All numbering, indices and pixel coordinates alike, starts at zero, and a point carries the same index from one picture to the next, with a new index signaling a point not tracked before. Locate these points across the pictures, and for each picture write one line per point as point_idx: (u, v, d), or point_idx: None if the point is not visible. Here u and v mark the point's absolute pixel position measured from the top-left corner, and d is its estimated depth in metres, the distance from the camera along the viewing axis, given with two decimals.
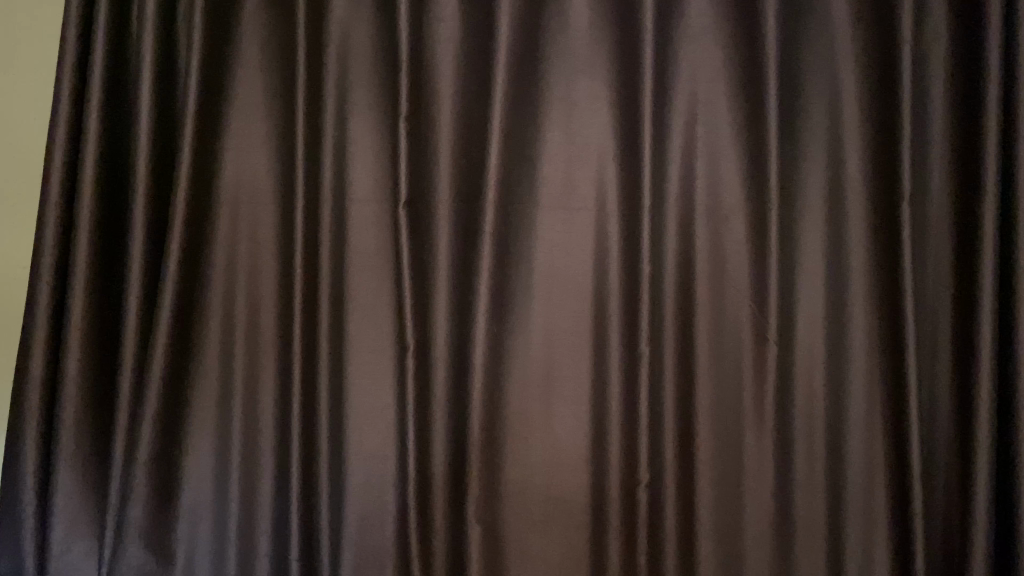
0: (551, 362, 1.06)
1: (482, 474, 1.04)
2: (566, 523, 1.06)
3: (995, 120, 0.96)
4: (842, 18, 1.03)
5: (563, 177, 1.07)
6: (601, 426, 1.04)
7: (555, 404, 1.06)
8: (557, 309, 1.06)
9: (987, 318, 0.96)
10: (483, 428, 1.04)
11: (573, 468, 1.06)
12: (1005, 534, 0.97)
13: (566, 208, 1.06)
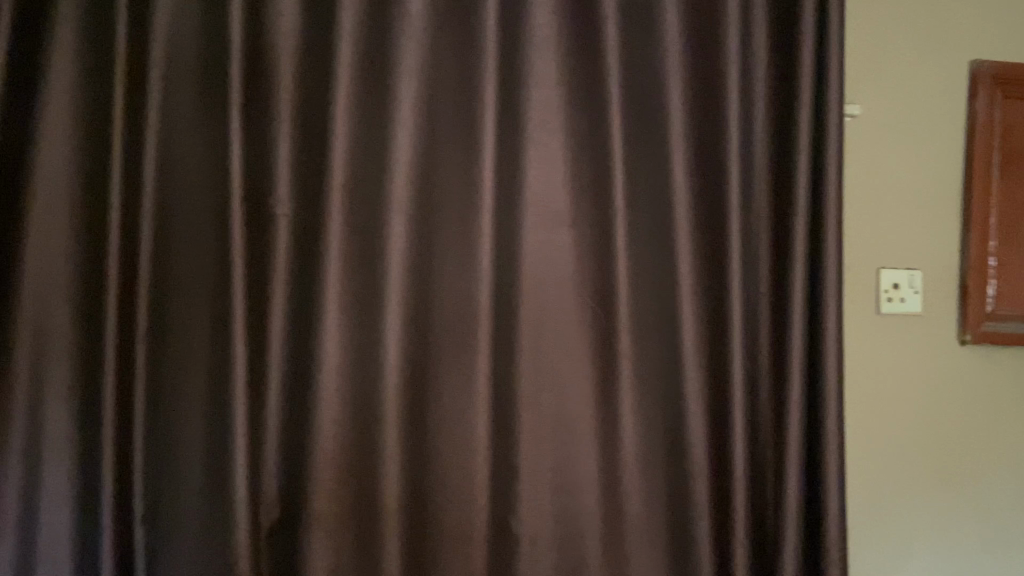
0: (419, 367, 1.03)
1: (341, 482, 1.00)
2: (435, 530, 1.03)
3: (805, 145, 1.07)
4: (673, 36, 1.07)
5: (422, 177, 1.04)
6: (475, 429, 1.03)
7: (421, 410, 1.04)
8: (422, 312, 1.04)
9: (797, 323, 1.06)
10: (346, 447, 1.01)
11: (430, 484, 1.03)
12: (811, 518, 1.08)
13: (429, 209, 1.05)
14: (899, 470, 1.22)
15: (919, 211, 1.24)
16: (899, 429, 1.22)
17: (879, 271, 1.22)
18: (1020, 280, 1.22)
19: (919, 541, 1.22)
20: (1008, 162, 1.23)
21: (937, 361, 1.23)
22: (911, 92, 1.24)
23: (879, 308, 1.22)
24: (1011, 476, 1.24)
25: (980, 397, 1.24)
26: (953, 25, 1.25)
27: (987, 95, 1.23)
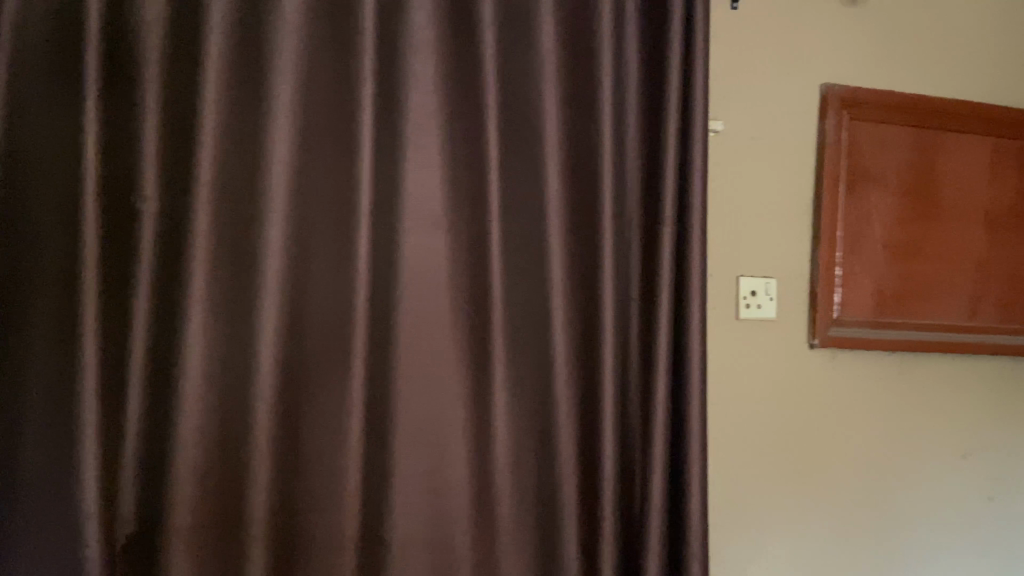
0: (294, 369, 1.01)
1: (208, 488, 0.97)
2: (310, 535, 1.00)
3: (671, 156, 1.12)
4: (549, 48, 1.10)
5: (298, 176, 1.02)
6: (343, 431, 1.01)
7: (296, 413, 1.01)
8: (298, 313, 1.02)
9: (664, 326, 1.10)
10: (210, 453, 0.97)
11: (306, 488, 1.01)
12: (676, 511, 1.13)
13: (305, 207, 1.03)
14: (755, 467, 1.29)
15: (775, 223, 1.33)
16: (757, 425, 1.30)
17: (738, 279, 1.30)
18: (863, 289, 1.33)
19: (775, 530, 1.30)
20: (853, 180, 1.33)
21: (790, 364, 1.32)
22: (768, 110, 1.32)
23: (738, 315, 1.29)
24: (854, 471, 1.35)
25: (828, 398, 1.34)
26: (806, 51, 1.35)
27: (835, 117, 1.33)
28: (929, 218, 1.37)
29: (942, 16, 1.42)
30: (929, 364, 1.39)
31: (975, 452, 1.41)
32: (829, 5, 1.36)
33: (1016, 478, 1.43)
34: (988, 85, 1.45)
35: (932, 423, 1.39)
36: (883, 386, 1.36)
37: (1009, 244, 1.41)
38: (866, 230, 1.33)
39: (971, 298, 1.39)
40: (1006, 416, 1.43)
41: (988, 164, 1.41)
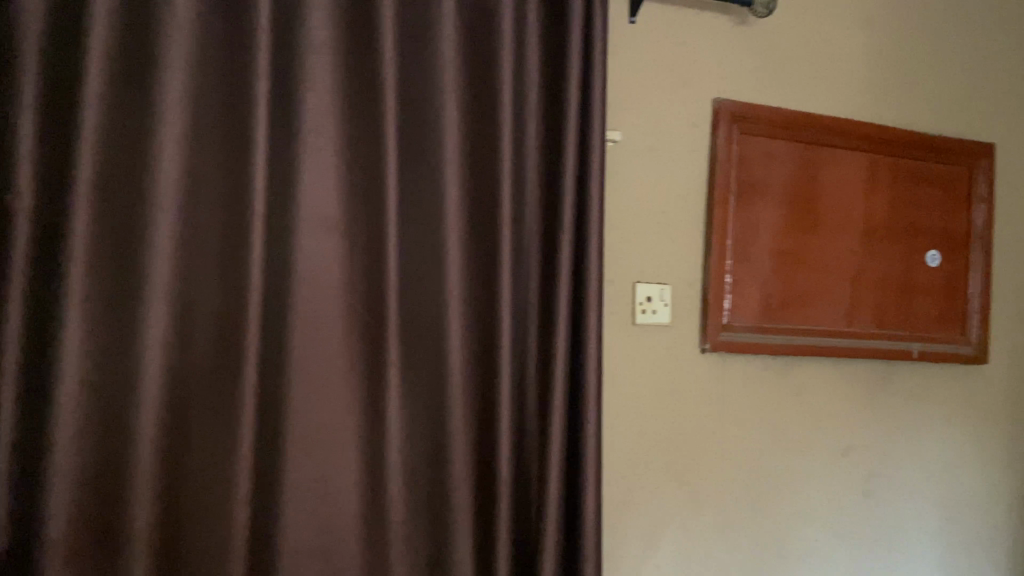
0: (182, 374, 0.98)
1: (89, 498, 0.93)
2: (196, 545, 0.97)
3: (570, 163, 1.14)
4: (449, 53, 1.10)
5: (187, 176, 0.99)
6: (234, 435, 0.97)
7: (184, 420, 0.98)
8: (187, 317, 0.99)
9: (561, 330, 1.12)
10: (89, 463, 0.93)
11: (195, 497, 0.98)
12: (571, 512, 1.14)
13: (194, 208, 1.00)
14: (649, 468, 1.33)
15: (670, 231, 1.37)
16: (650, 427, 1.34)
17: (635, 285, 1.34)
18: (750, 296, 1.39)
19: (666, 528, 1.34)
20: (741, 191, 1.40)
21: (683, 368, 1.37)
22: (662, 122, 1.37)
23: (634, 320, 1.33)
24: (742, 470, 1.40)
25: (718, 400, 1.39)
26: (699, 66, 1.40)
27: (725, 131, 1.39)
28: (811, 229, 1.45)
29: (826, 37, 1.50)
30: (811, 367, 1.47)
31: (854, 451, 1.49)
32: (722, 23, 1.42)
33: (892, 475, 1.52)
34: (868, 103, 1.53)
35: (815, 423, 1.46)
36: (769, 388, 1.43)
37: (883, 255, 1.51)
38: (753, 239, 1.40)
39: (849, 305, 1.47)
40: (881, 416, 1.51)
41: (866, 178, 1.50)
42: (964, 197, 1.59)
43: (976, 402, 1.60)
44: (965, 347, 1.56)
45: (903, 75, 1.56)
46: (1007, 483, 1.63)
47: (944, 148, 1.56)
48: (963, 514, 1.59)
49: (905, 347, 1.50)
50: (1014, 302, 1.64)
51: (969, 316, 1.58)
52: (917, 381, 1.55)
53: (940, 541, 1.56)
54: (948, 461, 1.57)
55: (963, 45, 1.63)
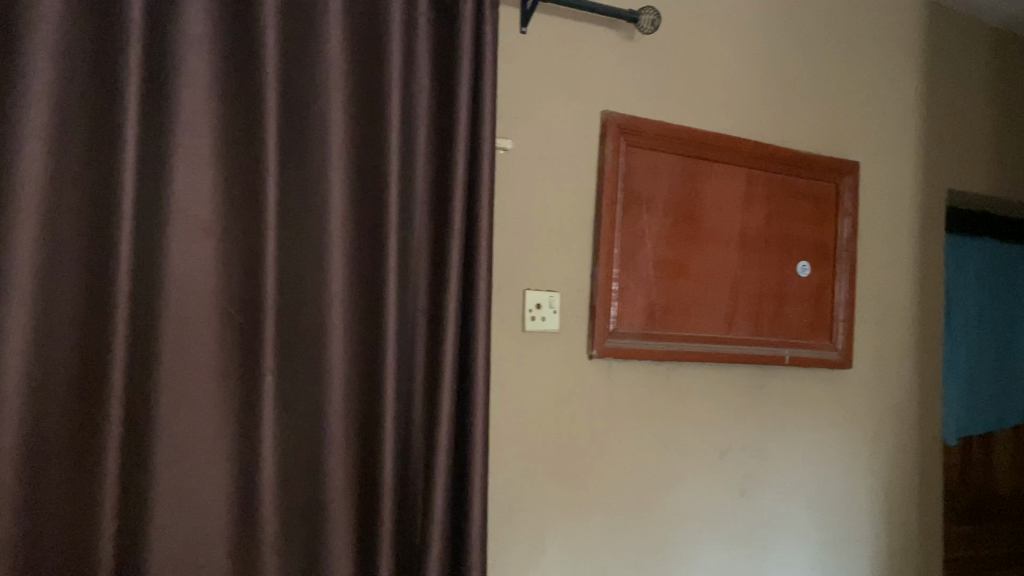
0: (42, 384, 0.92)
1: None
2: (55, 561, 0.92)
3: (460, 171, 1.15)
4: (334, 56, 1.09)
5: (49, 172, 0.92)
6: (96, 444, 0.93)
7: (44, 432, 0.91)
8: (47, 323, 0.92)
9: (450, 338, 1.12)
10: None
11: (56, 512, 0.92)
12: (457, 518, 1.15)
13: (57, 205, 0.93)
14: (535, 474, 1.35)
15: (558, 239, 1.39)
16: (537, 434, 1.35)
17: (524, 292, 1.35)
18: (636, 303, 1.43)
19: (553, 532, 1.36)
20: (627, 202, 1.44)
21: (570, 374, 1.39)
22: (551, 132, 1.39)
23: (523, 327, 1.34)
24: (627, 474, 1.44)
25: (604, 405, 1.42)
26: (587, 79, 1.43)
27: (613, 142, 1.42)
28: (692, 239, 1.50)
29: (709, 55, 1.56)
30: (693, 373, 1.52)
31: (732, 452, 1.55)
32: (610, 38, 1.45)
33: (767, 475, 1.59)
34: (747, 120, 1.60)
35: (696, 427, 1.51)
36: (652, 393, 1.47)
37: (758, 265, 1.58)
38: (639, 249, 1.44)
39: (727, 312, 1.54)
40: (757, 419, 1.58)
41: (743, 192, 1.57)
42: (833, 211, 1.69)
43: (842, 405, 1.70)
44: (832, 352, 1.66)
45: (779, 94, 1.64)
46: (870, 480, 1.74)
47: (814, 165, 1.65)
48: (833, 510, 1.68)
49: (778, 353, 1.58)
50: (875, 310, 1.76)
51: (835, 324, 1.67)
52: (789, 385, 1.63)
53: (811, 537, 1.65)
54: (818, 461, 1.66)
55: (835, 66, 1.72)
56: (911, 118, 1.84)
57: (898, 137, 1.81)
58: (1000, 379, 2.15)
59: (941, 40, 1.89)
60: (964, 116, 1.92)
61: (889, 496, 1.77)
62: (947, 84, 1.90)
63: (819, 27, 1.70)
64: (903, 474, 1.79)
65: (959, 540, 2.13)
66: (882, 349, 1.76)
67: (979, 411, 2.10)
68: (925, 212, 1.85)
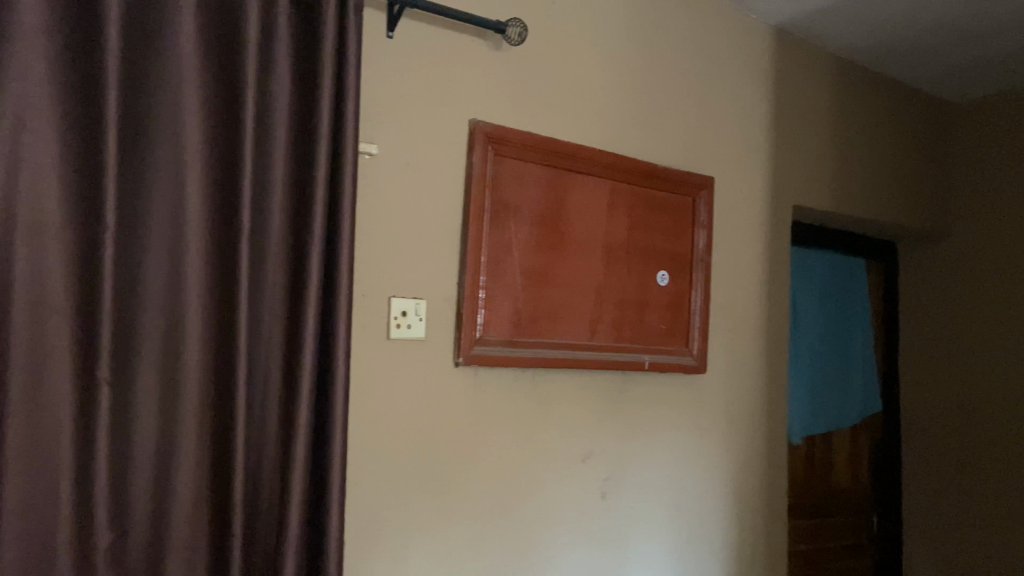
0: None
1: None
2: None
3: (321, 178, 1.14)
4: (186, 55, 1.05)
5: None
6: None
7: None
8: None
9: (310, 345, 1.12)
10: None
11: None
12: (314, 524, 1.16)
13: None
14: (400, 484, 1.34)
15: (425, 246, 1.38)
16: (403, 442, 1.34)
17: (390, 300, 1.33)
18: (502, 311, 1.45)
19: (417, 539, 1.35)
20: (494, 211, 1.45)
21: (436, 380, 1.38)
22: (418, 139, 1.38)
23: (389, 334, 1.33)
24: (492, 480, 1.45)
25: (471, 412, 1.43)
26: (456, 86, 1.43)
27: (481, 151, 1.43)
28: (558, 248, 1.54)
29: (575, 69, 1.60)
30: (558, 379, 1.55)
31: (594, 456, 1.59)
32: (479, 47, 1.46)
33: (628, 477, 1.64)
34: (611, 132, 1.65)
35: (561, 432, 1.54)
36: (519, 400, 1.49)
37: (621, 273, 1.64)
38: (506, 257, 1.46)
39: (591, 319, 1.58)
40: (619, 423, 1.64)
41: (607, 203, 1.62)
42: (689, 223, 1.77)
43: (698, 407, 1.79)
44: (688, 358, 1.74)
45: (641, 110, 1.71)
46: (724, 480, 1.83)
47: (673, 179, 1.72)
48: (688, 508, 1.76)
49: (639, 359, 1.64)
50: (728, 318, 1.85)
51: (691, 330, 1.75)
52: (649, 389, 1.70)
53: (668, 536, 1.72)
54: (675, 462, 1.74)
55: (693, 85, 1.81)
56: (762, 137, 1.96)
57: (750, 154, 1.93)
58: (840, 381, 2.32)
59: (788, 66, 2.03)
60: (809, 137, 2.07)
61: (740, 495, 1.87)
62: (794, 107, 2.03)
63: (678, 48, 1.78)
64: (754, 471, 1.90)
65: (801, 534, 2.28)
66: (735, 355, 1.87)
67: (820, 411, 2.26)
68: (774, 226, 1.97)
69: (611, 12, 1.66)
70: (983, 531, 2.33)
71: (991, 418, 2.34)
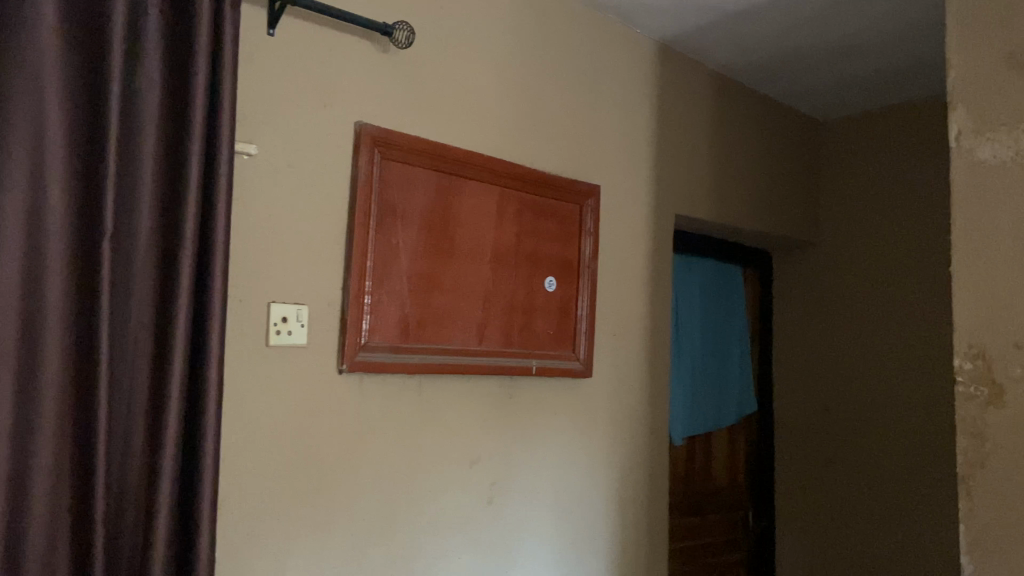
0: None
1: None
2: None
3: (194, 177, 1.10)
4: (48, 41, 0.99)
5: None
6: None
7: None
8: None
9: (179, 351, 1.08)
10: None
11: None
12: (183, 539, 1.11)
13: None
14: (279, 496, 1.29)
15: (308, 250, 1.35)
16: (283, 452, 1.30)
17: (270, 305, 1.29)
18: (388, 317, 1.43)
19: (296, 552, 1.31)
20: (381, 215, 1.43)
21: (318, 388, 1.35)
22: (301, 140, 1.34)
23: (268, 341, 1.28)
24: (376, 489, 1.42)
25: (355, 420, 1.40)
26: (341, 87, 1.40)
27: (367, 154, 1.41)
28: (446, 254, 1.53)
29: (464, 75, 1.60)
30: (445, 385, 1.54)
31: (481, 463, 1.59)
32: (364, 49, 1.44)
33: (514, 482, 1.65)
34: (500, 139, 1.66)
35: (447, 439, 1.54)
36: (404, 408, 1.47)
37: (508, 279, 1.65)
38: (392, 263, 1.44)
39: (479, 325, 1.58)
40: (506, 428, 1.64)
41: (495, 209, 1.63)
42: (576, 230, 1.80)
43: (584, 411, 1.82)
44: (574, 362, 1.76)
45: (529, 117, 1.73)
46: (607, 482, 1.87)
47: (561, 187, 1.75)
48: (573, 511, 1.78)
49: (526, 364, 1.65)
50: (612, 323, 1.90)
51: (578, 336, 1.78)
52: (536, 394, 1.71)
53: (553, 539, 1.74)
54: (561, 466, 1.76)
55: (580, 95, 1.85)
56: (645, 148, 2.02)
57: (634, 164, 1.98)
58: (718, 383, 2.42)
59: (670, 81, 2.10)
60: (690, 149, 2.14)
61: (623, 497, 1.91)
62: (676, 120, 2.11)
63: (566, 58, 1.81)
64: (637, 472, 1.95)
65: (681, 532, 2.36)
66: (619, 359, 1.91)
67: (700, 412, 2.35)
68: (656, 234, 2.04)
69: (499, 20, 1.67)
70: (830, 528, 2.53)
71: (844, 425, 2.53)
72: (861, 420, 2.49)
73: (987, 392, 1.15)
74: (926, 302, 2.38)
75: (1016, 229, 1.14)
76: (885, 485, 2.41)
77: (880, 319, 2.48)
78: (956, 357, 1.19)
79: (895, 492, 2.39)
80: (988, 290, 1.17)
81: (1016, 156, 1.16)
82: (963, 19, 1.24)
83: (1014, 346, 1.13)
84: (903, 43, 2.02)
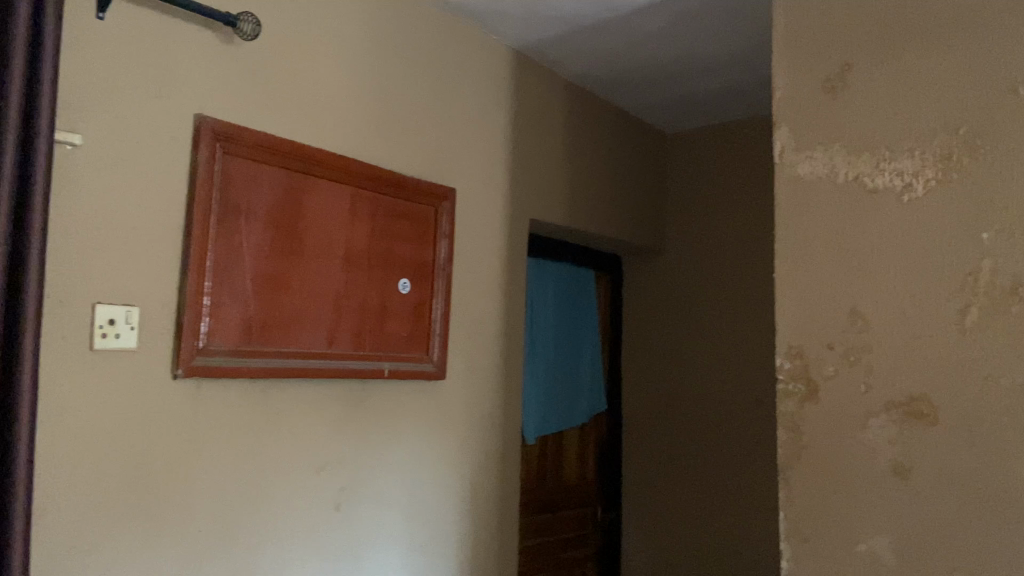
0: None
1: None
2: None
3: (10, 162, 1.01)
4: None
5: None
6: None
7: None
8: None
9: None
10: None
11: None
12: None
13: None
14: (106, 507, 1.21)
15: (139, 248, 1.27)
16: (110, 462, 1.22)
17: (94, 307, 1.20)
18: (229, 320, 1.38)
19: (125, 566, 1.23)
20: (223, 213, 1.37)
21: (150, 394, 1.28)
22: (133, 132, 1.27)
23: (92, 345, 1.20)
24: (215, 498, 1.36)
25: (192, 426, 1.33)
26: (179, 77, 1.34)
27: (208, 149, 1.35)
28: (294, 255, 1.49)
29: (314, 71, 1.56)
30: (291, 389, 1.50)
31: (329, 467, 1.56)
32: (207, 38, 1.38)
33: (364, 486, 1.63)
34: (352, 138, 1.63)
35: (294, 443, 1.50)
36: (246, 413, 1.42)
37: (360, 281, 1.62)
38: (235, 263, 1.39)
39: (328, 328, 1.55)
40: (356, 432, 1.62)
41: (347, 209, 1.60)
42: (431, 232, 1.80)
43: (437, 413, 1.82)
44: (427, 364, 1.76)
45: (383, 117, 1.71)
46: (460, 482, 1.88)
47: (417, 188, 1.75)
48: (424, 512, 1.78)
49: (377, 366, 1.64)
50: (466, 326, 1.91)
51: (431, 338, 1.78)
52: (388, 396, 1.70)
53: (404, 542, 1.73)
54: (413, 469, 1.76)
55: (435, 97, 1.85)
56: (500, 152, 2.05)
57: (489, 168, 2.01)
58: (570, 383, 2.49)
59: (525, 87, 2.15)
60: (545, 155, 2.20)
61: (476, 496, 1.93)
62: (531, 126, 2.15)
63: (421, 60, 1.81)
64: (489, 471, 1.97)
65: (532, 529, 2.41)
66: (472, 361, 1.93)
67: (553, 411, 2.41)
68: (511, 238, 2.07)
69: (351, 18, 1.65)
70: (670, 522, 2.67)
71: (685, 423, 2.67)
72: (699, 419, 2.64)
73: (803, 389, 1.25)
74: (756, 308, 2.55)
75: (830, 239, 1.25)
76: (723, 482, 2.56)
77: (717, 322, 2.64)
78: (779, 356, 1.28)
79: (726, 488, 2.54)
80: (805, 295, 1.27)
81: (829, 172, 1.26)
82: (785, 45, 1.34)
83: (827, 346, 1.24)
84: (739, 64, 2.17)
